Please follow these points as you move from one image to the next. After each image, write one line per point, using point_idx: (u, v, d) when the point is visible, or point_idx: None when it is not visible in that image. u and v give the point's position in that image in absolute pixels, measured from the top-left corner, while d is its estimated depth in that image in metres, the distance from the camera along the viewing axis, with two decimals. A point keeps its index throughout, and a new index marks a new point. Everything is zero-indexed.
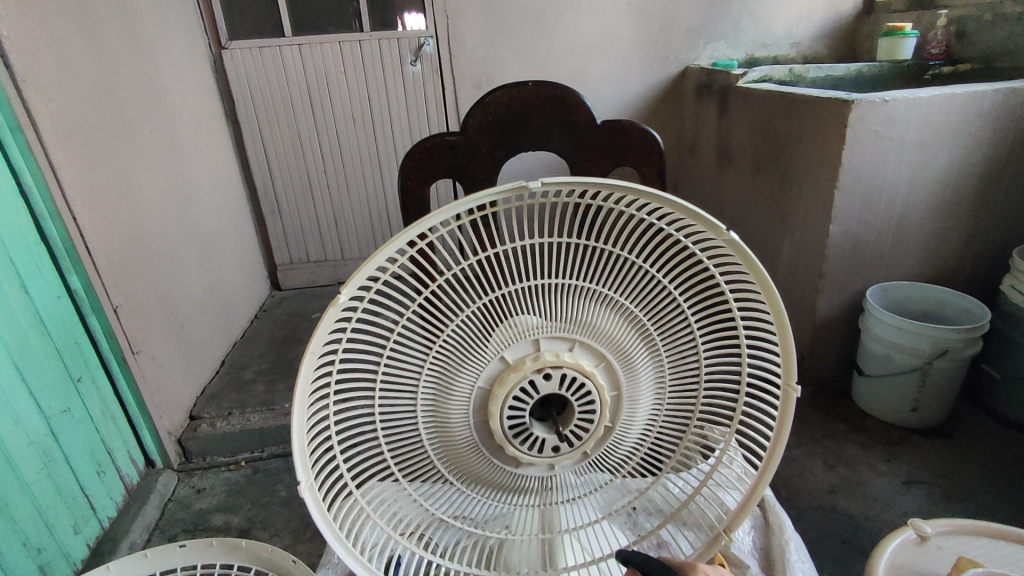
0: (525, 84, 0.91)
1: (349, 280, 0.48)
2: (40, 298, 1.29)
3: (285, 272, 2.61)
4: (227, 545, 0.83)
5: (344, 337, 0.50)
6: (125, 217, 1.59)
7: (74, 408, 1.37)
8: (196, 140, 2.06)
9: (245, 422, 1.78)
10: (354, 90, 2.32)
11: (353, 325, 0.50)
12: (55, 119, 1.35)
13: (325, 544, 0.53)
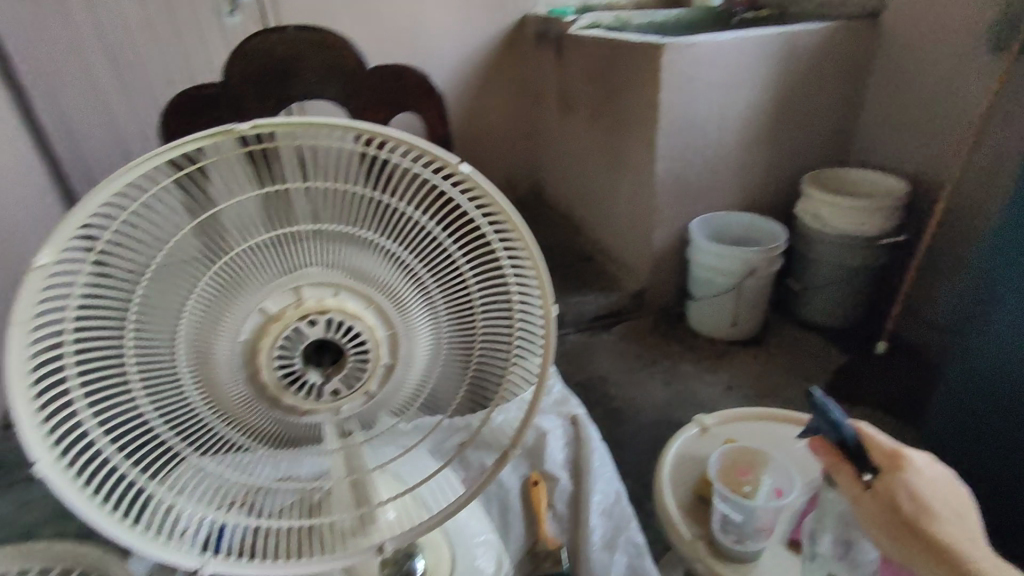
0: (285, 30, 0.91)
1: (52, 239, 0.44)
2: None
3: None
4: (11, 552, 0.76)
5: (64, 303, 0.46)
6: None
7: None
8: None
9: None
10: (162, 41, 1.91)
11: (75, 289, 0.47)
12: None
13: (100, 534, 0.49)
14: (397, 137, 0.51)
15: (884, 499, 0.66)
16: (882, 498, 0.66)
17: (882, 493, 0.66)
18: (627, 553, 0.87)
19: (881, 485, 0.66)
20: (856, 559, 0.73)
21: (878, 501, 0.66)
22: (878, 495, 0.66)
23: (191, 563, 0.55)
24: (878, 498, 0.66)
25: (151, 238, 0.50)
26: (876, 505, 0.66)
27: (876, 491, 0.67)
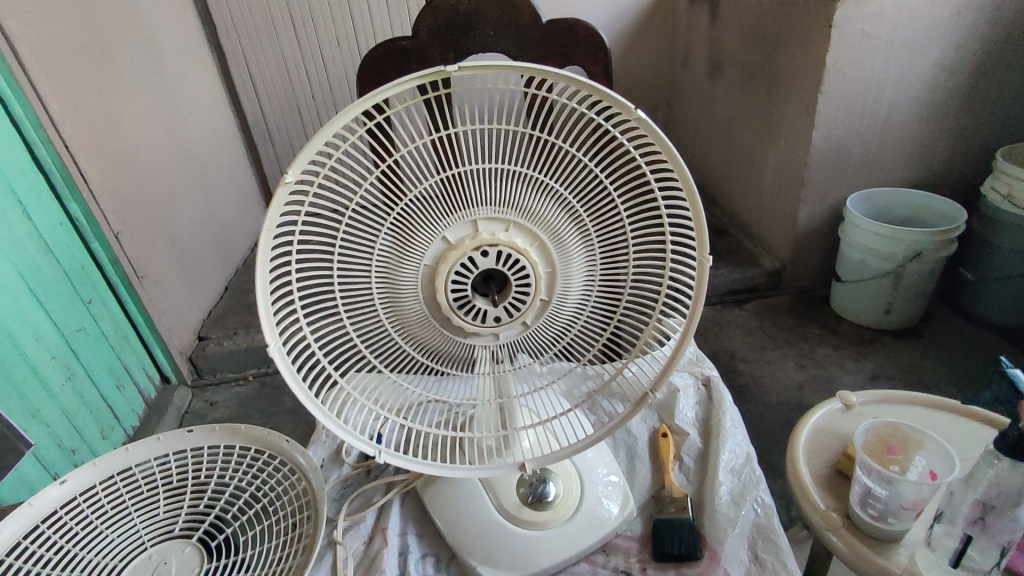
0: None
1: (295, 163, 0.56)
2: (42, 223, 1.42)
3: None
4: (227, 429, 0.89)
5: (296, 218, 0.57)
6: (125, 144, 1.71)
7: (88, 326, 1.53)
8: (185, 69, 2.12)
9: (250, 340, 1.98)
10: None
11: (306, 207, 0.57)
12: (38, 49, 1.41)
13: (306, 412, 0.62)
14: (567, 78, 0.57)
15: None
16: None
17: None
18: (754, 509, 0.83)
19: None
20: (998, 527, 0.70)
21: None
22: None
23: (366, 448, 0.66)
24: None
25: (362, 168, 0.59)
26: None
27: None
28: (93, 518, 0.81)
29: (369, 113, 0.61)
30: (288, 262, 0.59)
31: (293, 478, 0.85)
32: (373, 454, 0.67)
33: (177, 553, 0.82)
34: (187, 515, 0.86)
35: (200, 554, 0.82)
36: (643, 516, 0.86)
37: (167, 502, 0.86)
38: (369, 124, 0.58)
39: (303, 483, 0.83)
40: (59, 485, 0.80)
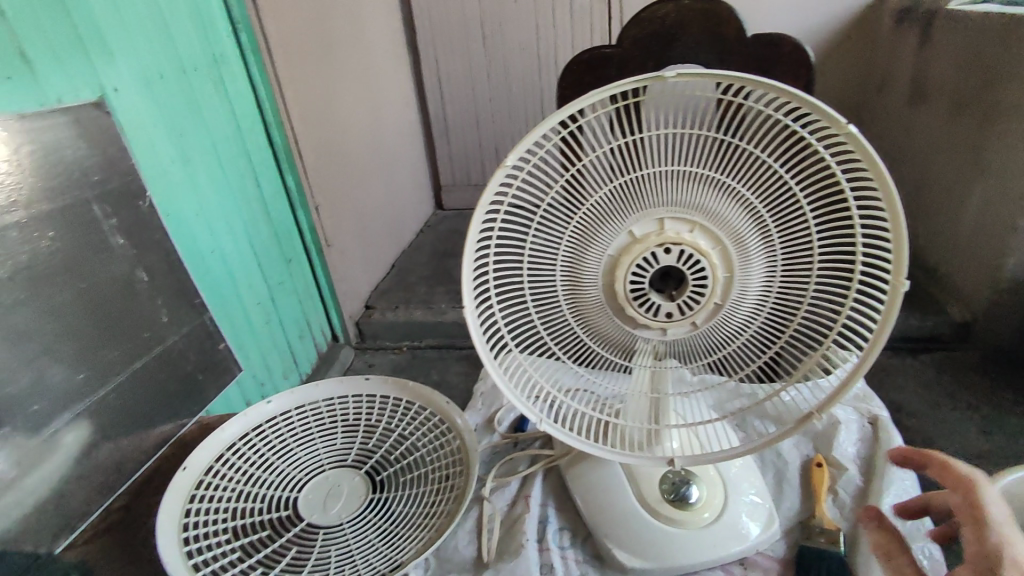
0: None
1: (507, 157, 0.63)
2: (267, 191, 1.71)
3: (448, 194, 3.07)
4: (398, 384, 1.02)
5: (502, 204, 0.64)
6: (330, 129, 2.02)
7: (288, 281, 1.81)
8: (381, 69, 2.44)
9: (409, 314, 2.20)
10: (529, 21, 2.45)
11: (512, 194, 0.65)
12: (284, 45, 1.75)
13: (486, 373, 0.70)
14: (765, 85, 0.58)
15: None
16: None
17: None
18: None
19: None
20: None
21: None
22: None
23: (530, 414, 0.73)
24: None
25: (562, 164, 0.65)
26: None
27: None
28: (288, 436, 0.97)
29: (566, 117, 0.66)
30: (488, 243, 0.67)
31: (447, 435, 0.95)
32: (536, 420, 0.73)
33: (348, 480, 0.93)
34: (359, 450, 0.98)
35: (366, 485, 0.91)
36: (788, 541, 0.85)
37: (343, 436, 0.99)
38: (570, 127, 0.63)
39: (455, 441, 0.93)
40: (267, 403, 0.98)
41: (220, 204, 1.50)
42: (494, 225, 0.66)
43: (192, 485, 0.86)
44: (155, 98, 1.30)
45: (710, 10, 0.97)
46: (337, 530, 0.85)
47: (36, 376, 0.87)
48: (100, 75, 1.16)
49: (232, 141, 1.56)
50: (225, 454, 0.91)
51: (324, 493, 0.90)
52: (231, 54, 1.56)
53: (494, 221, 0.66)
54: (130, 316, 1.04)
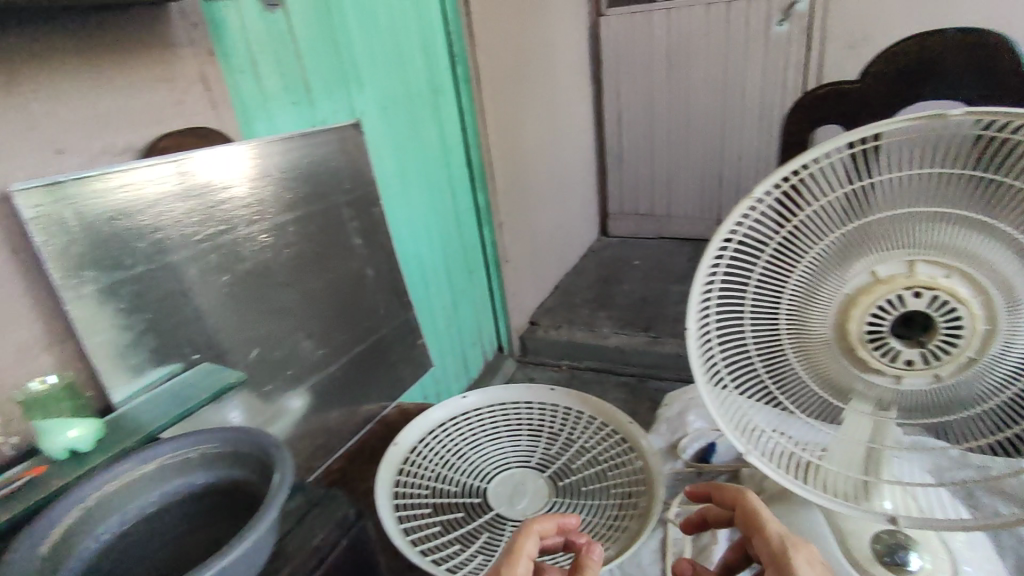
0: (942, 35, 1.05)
1: (737, 206, 0.63)
2: (461, 207, 1.89)
3: (614, 221, 3.11)
4: (580, 398, 1.06)
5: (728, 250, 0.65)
6: (518, 153, 2.18)
7: (469, 290, 1.97)
8: (565, 99, 2.58)
9: (571, 334, 2.27)
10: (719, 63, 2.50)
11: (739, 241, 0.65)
12: (491, 76, 1.95)
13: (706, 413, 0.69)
14: None
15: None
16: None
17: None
18: None
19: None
20: None
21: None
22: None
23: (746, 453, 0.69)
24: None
25: (788, 208, 0.65)
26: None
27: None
28: (478, 431, 1.05)
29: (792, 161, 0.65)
30: (711, 288, 0.68)
31: (629, 455, 0.97)
32: (743, 446, 0.69)
33: (532, 481, 0.99)
34: (541, 454, 1.03)
35: (550, 488, 0.98)
36: None
37: (528, 440, 1.05)
38: (795, 178, 0.62)
39: (637, 463, 0.95)
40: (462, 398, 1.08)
41: (424, 215, 1.69)
42: (718, 269, 0.67)
43: (400, 460, 0.96)
44: (390, 121, 1.52)
45: (974, 44, 1.04)
46: (524, 527, 0.91)
47: (292, 347, 1.05)
48: (353, 102, 1.39)
49: (439, 161, 1.75)
50: (425, 438, 1.01)
51: (510, 488, 0.98)
52: (448, 85, 1.77)
53: (717, 266, 0.67)
54: (360, 305, 1.21)
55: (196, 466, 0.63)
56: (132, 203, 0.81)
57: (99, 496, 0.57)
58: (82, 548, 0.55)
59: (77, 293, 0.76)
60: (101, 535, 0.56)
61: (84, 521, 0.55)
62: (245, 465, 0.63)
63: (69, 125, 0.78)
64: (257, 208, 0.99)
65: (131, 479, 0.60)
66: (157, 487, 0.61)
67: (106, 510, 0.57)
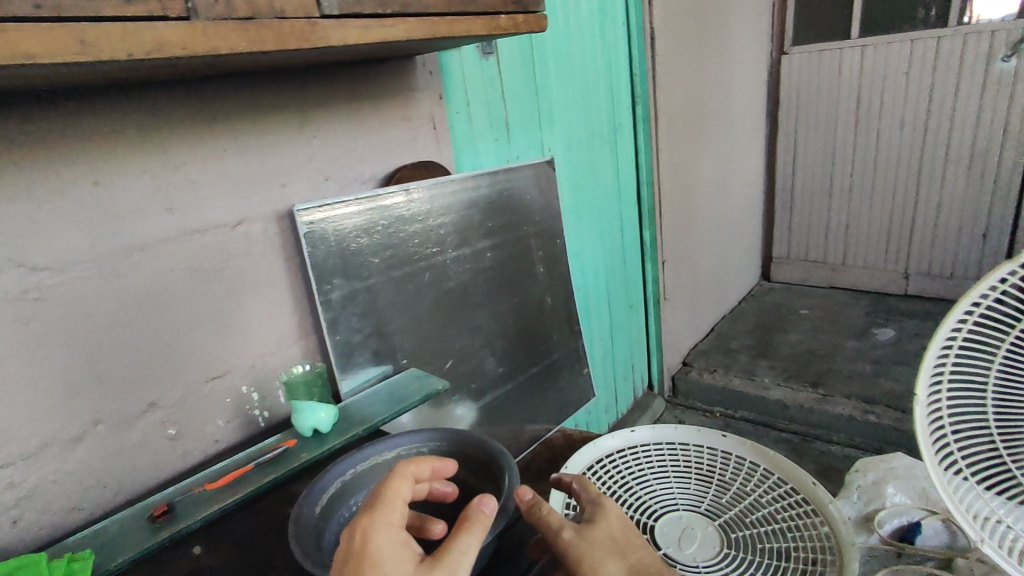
0: None
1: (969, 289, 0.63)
2: (627, 242, 1.92)
3: (778, 265, 2.94)
4: (755, 449, 1.03)
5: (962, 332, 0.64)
6: (687, 192, 2.16)
7: (626, 325, 1.98)
8: (739, 137, 2.51)
9: (728, 381, 2.16)
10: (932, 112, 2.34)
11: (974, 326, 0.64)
12: (668, 115, 1.97)
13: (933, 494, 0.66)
14: None
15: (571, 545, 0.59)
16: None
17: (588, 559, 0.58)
18: None
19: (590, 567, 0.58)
20: None
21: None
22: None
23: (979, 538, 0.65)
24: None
25: None
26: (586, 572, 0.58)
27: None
28: (645, 467, 1.05)
29: None
30: (942, 371, 0.67)
31: (812, 517, 0.90)
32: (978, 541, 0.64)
33: (701, 527, 0.95)
34: (711, 501, 0.99)
35: (721, 538, 0.92)
36: None
37: (696, 484, 1.01)
38: None
39: (823, 528, 0.88)
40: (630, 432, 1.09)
41: (593, 248, 1.74)
42: (950, 352, 0.66)
43: None
44: (573, 158, 1.61)
45: None
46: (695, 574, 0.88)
47: (478, 362, 1.14)
48: (544, 139, 1.49)
49: (612, 197, 1.80)
50: (593, 466, 1.03)
51: (678, 531, 0.94)
52: (627, 125, 1.82)
53: (949, 348, 0.65)
54: (534, 329, 1.28)
55: (424, 462, 0.69)
56: (371, 219, 0.95)
57: (351, 474, 0.66)
58: (336, 515, 0.63)
59: (327, 297, 0.90)
60: (350, 508, 0.64)
61: (341, 492, 0.64)
62: (467, 465, 0.66)
63: (335, 157, 0.94)
64: (463, 233, 1.11)
65: (374, 465, 0.68)
66: (394, 476, 0.68)
67: (355, 486, 0.66)
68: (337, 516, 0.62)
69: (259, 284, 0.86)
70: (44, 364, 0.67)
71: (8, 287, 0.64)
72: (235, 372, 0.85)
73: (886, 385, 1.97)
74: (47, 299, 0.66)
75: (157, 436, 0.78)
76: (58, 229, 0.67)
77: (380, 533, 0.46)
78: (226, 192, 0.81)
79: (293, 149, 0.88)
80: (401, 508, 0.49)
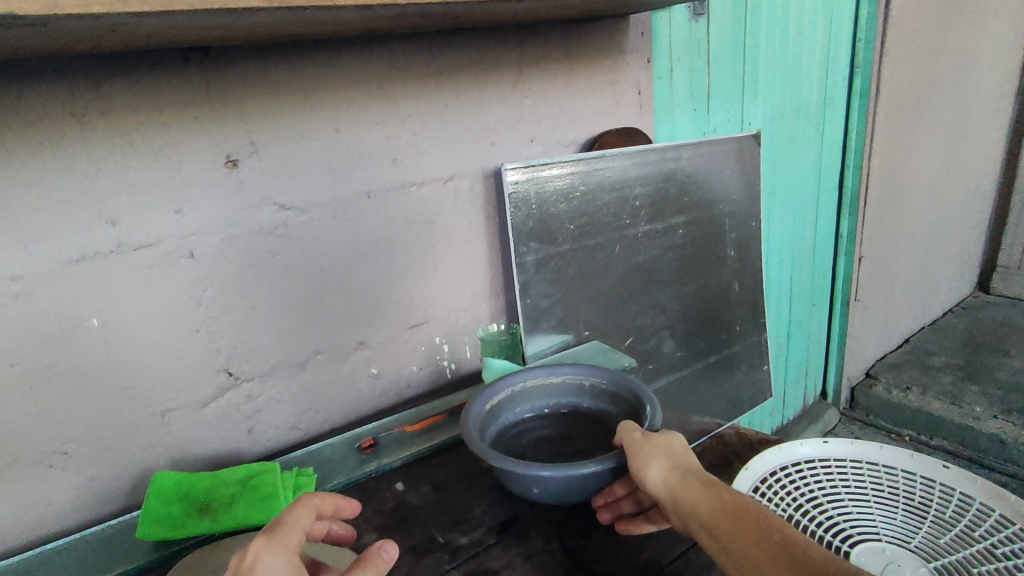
0: None
1: None
2: (821, 231, 1.71)
3: (1003, 276, 2.47)
4: (994, 491, 0.81)
5: None
6: (901, 182, 1.87)
7: (807, 323, 1.79)
8: (975, 120, 2.12)
9: (924, 403, 1.88)
10: None
11: None
12: (893, 89, 1.70)
13: None
14: None
15: (635, 436, 0.55)
16: (629, 465, 0.54)
17: (641, 451, 0.54)
18: None
19: (640, 452, 0.54)
20: None
21: (630, 461, 0.54)
22: (685, 505, 0.50)
23: None
24: (680, 489, 0.51)
25: None
26: (633, 455, 0.54)
27: (685, 517, 0.50)
28: (839, 484, 0.87)
29: None
30: None
31: None
32: None
33: (910, 566, 0.76)
34: (924, 539, 0.79)
35: None
36: None
37: (904, 516, 0.82)
38: None
39: None
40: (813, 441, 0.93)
41: (782, 234, 1.58)
42: None
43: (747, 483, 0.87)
44: (774, 133, 1.45)
45: None
46: None
47: (657, 343, 1.08)
48: (746, 111, 1.36)
49: (810, 181, 1.61)
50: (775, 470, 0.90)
51: (883, 562, 0.76)
52: (840, 99, 1.60)
53: None
54: (718, 316, 1.19)
55: (584, 392, 0.73)
56: (569, 183, 0.93)
57: (521, 387, 0.72)
58: (502, 418, 0.70)
59: (522, 260, 0.90)
60: (514, 416, 0.71)
61: (509, 400, 0.71)
62: (623, 408, 0.68)
63: (542, 118, 0.92)
64: (657, 207, 1.05)
65: (542, 383, 0.73)
66: (556, 398, 0.73)
67: (523, 398, 0.72)
68: (502, 420, 0.70)
69: (461, 239, 0.88)
70: (285, 295, 0.74)
71: (263, 221, 0.70)
72: (432, 322, 0.89)
73: None
74: (291, 236, 0.73)
75: (363, 373, 0.83)
76: (305, 172, 0.72)
77: (269, 555, 0.40)
78: (442, 147, 0.83)
79: (505, 108, 0.88)
80: (298, 539, 0.43)
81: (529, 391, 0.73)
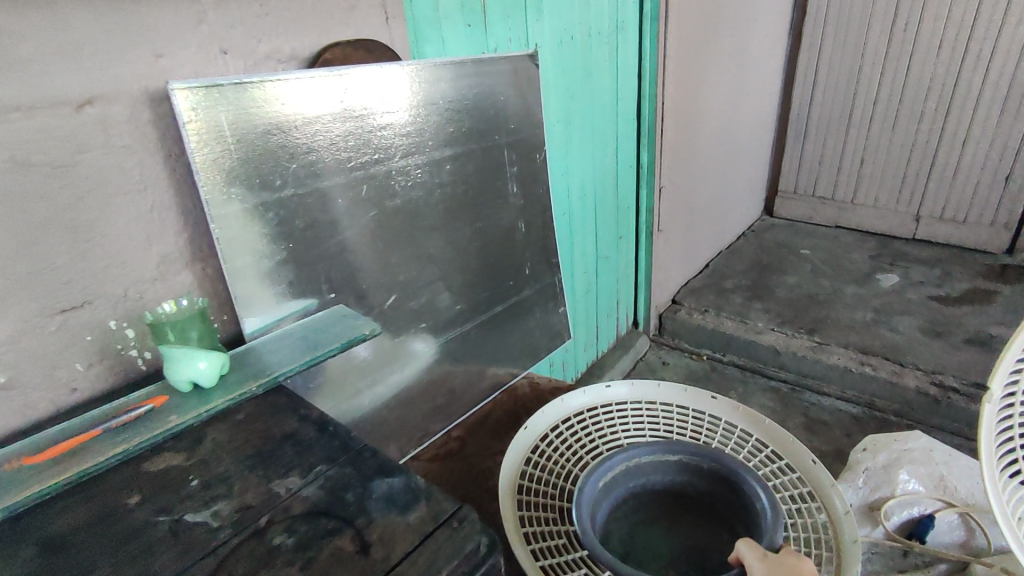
0: None
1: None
2: (622, 161, 1.69)
3: (783, 200, 2.72)
4: (751, 417, 0.85)
5: None
6: (693, 111, 1.91)
7: (614, 257, 1.79)
8: (757, 52, 2.22)
9: (718, 323, 2.00)
10: (970, 30, 2.07)
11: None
12: (682, 14, 1.68)
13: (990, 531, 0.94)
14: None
15: (759, 555, 0.61)
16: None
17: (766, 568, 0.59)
18: None
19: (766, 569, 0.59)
20: None
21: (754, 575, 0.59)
22: None
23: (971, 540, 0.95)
24: None
25: None
26: (777, 569, 0.58)
27: None
28: (621, 431, 0.85)
29: None
30: None
31: (809, 504, 0.75)
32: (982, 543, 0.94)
33: None
34: None
35: None
36: None
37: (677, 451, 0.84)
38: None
39: (820, 518, 0.73)
40: (582, 392, 0.90)
41: (582, 167, 1.52)
42: None
43: (529, 448, 0.82)
44: (563, 59, 1.34)
45: None
46: None
47: (429, 298, 0.95)
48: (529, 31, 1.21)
49: (607, 109, 1.56)
50: (558, 427, 0.86)
51: None
52: (632, 22, 1.54)
53: None
54: (503, 262, 1.08)
55: (700, 472, 0.77)
56: (285, 109, 0.73)
57: (637, 461, 0.78)
58: (618, 488, 0.77)
59: (224, 211, 0.69)
60: (628, 487, 0.78)
61: (622, 473, 0.77)
62: (730, 493, 0.74)
63: (234, 21, 0.70)
64: (415, 138, 0.88)
65: (657, 459, 0.79)
66: (672, 472, 0.79)
67: (638, 472, 0.78)
68: (614, 494, 0.77)
69: (127, 189, 0.65)
70: None
71: None
72: (100, 302, 0.66)
73: (887, 336, 1.82)
74: None
75: None
76: None
77: None
78: (61, 56, 0.58)
79: (169, 4, 0.64)
80: None
81: (647, 464, 0.79)
